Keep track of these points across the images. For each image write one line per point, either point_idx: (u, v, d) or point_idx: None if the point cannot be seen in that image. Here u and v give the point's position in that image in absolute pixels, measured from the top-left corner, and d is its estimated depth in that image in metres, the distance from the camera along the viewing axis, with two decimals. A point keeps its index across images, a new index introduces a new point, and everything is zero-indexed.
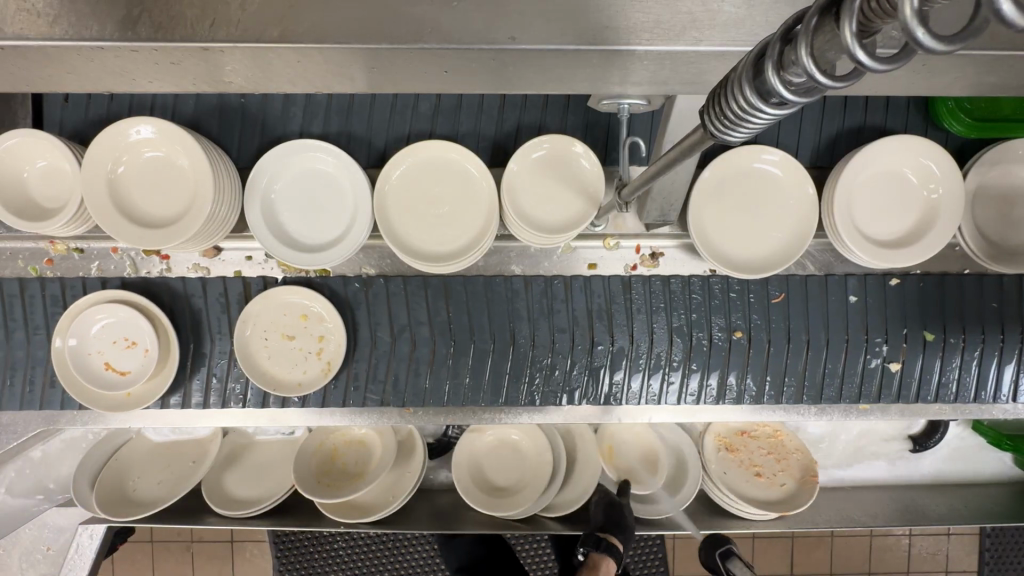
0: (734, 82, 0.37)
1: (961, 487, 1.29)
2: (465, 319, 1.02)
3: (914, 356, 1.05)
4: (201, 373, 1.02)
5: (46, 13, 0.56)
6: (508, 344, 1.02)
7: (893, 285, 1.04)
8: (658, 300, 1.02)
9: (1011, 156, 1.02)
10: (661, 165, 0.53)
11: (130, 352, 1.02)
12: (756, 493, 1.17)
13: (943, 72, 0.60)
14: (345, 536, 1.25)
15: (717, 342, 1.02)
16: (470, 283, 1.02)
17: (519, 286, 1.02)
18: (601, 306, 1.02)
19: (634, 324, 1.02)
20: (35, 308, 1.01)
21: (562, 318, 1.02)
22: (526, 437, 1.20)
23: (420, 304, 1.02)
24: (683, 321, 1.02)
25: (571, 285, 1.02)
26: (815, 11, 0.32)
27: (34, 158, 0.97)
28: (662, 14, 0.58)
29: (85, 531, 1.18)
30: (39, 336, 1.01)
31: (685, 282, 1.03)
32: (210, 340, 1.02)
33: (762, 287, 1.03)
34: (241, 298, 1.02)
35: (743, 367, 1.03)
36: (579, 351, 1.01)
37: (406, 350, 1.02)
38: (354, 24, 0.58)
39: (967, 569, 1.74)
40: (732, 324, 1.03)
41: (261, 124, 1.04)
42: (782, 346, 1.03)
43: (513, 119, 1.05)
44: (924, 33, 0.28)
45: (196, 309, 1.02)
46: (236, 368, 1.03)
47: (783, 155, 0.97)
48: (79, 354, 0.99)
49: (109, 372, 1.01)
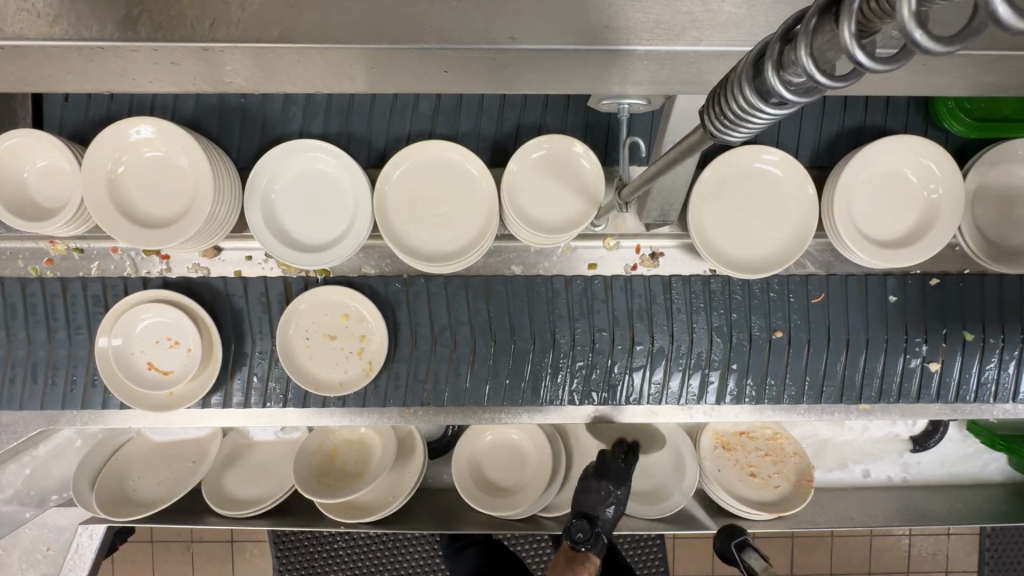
0: (734, 82, 0.37)
1: (961, 488, 1.29)
2: (506, 319, 1.03)
3: (953, 356, 1.05)
4: (242, 373, 1.03)
5: (46, 13, 0.56)
6: (549, 344, 1.02)
7: (933, 284, 1.05)
8: (698, 300, 1.03)
9: (1011, 156, 1.02)
10: (661, 165, 0.53)
11: (172, 351, 1.02)
12: (750, 494, 1.18)
13: (942, 73, 0.60)
14: (345, 536, 1.25)
15: (757, 341, 1.03)
16: (511, 283, 1.03)
17: (560, 285, 1.03)
18: (642, 305, 1.03)
19: (674, 324, 1.03)
20: (76, 307, 1.02)
21: (602, 317, 1.03)
22: (526, 437, 1.19)
23: (461, 304, 1.02)
24: (724, 321, 1.03)
25: (611, 285, 1.03)
26: (815, 12, 0.32)
27: (35, 158, 0.97)
28: (662, 14, 0.58)
29: (85, 531, 1.18)
30: (80, 336, 1.02)
31: (726, 283, 1.03)
32: (251, 340, 1.03)
33: (801, 287, 1.04)
34: (282, 298, 1.03)
35: (784, 367, 1.04)
36: (619, 351, 1.02)
37: (446, 351, 1.03)
38: (354, 24, 0.58)
39: (967, 569, 1.74)
40: (772, 324, 1.04)
41: (261, 125, 1.04)
42: (823, 345, 1.04)
43: (513, 119, 1.05)
44: (922, 34, 0.28)
45: (238, 308, 1.03)
46: (278, 368, 1.03)
47: (783, 155, 0.97)
48: (122, 353, 0.99)
49: (152, 371, 1.01)
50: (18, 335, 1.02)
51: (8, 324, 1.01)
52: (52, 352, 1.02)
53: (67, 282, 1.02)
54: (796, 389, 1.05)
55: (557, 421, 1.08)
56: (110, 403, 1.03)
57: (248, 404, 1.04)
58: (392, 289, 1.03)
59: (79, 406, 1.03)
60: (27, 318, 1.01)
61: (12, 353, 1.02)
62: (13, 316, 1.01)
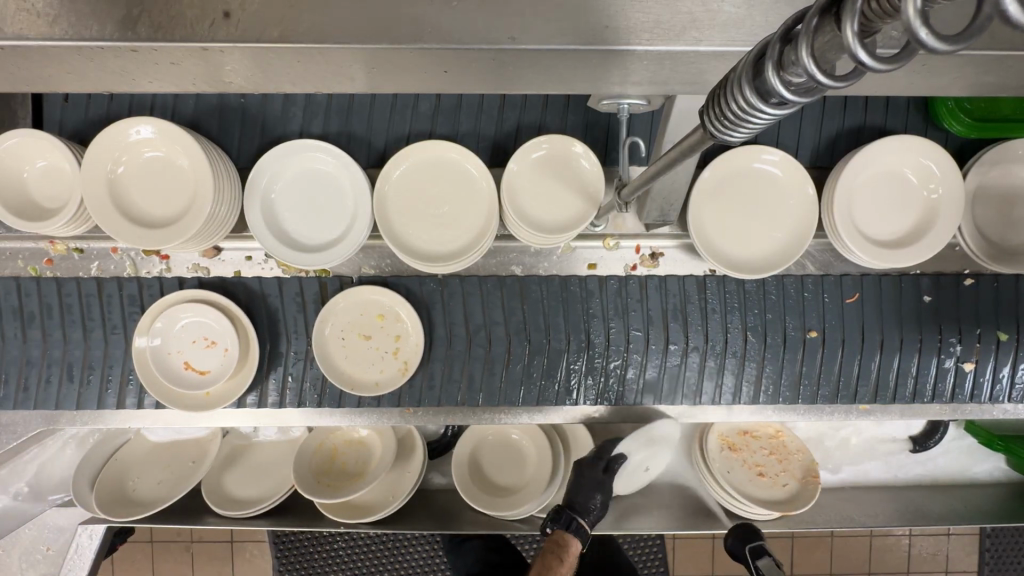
0: (734, 83, 0.37)
1: (960, 488, 1.29)
2: (541, 318, 1.02)
3: (987, 356, 1.05)
4: (277, 372, 1.03)
5: (46, 13, 0.56)
6: (584, 344, 1.02)
7: (969, 284, 1.05)
8: (732, 300, 1.03)
9: (1011, 156, 1.02)
10: (661, 165, 0.53)
11: (210, 351, 1.02)
12: (760, 493, 1.17)
13: (943, 73, 0.60)
14: (345, 536, 1.25)
15: (792, 339, 1.03)
16: (546, 283, 1.03)
17: (595, 284, 1.03)
18: (676, 306, 1.03)
19: (709, 324, 1.03)
20: (112, 307, 1.02)
21: (639, 316, 1.03)
22: (526, 437, 1.20)
23: (496, 304, 1.02)
24: (758, 322, 1.03)
25: (647, 284, 1.03)
26: (815, 11, 0.32)
27: (35, 158, 0.97)
28: (662, 14, 0.58)
29: (84, 531, 1.18)
30: (116, 336, 1.02)
31: (760, 285, 1.03)
32: (287, 340, 1.03)
33: (836, 287, 1.04)
34: (317, 299, 1.03)
35: (820, 366, 1.04)
36: (654, 351, 1.02)
37: (481, 351, 1.02)
38: (354, 24, 0.58)
39: (967, 569, 1.74)
40: (807, 324, 1.04)
41: (261, 125, 1.04)
42: (856, 344, 1.04)
43: (513, 119, 1.05)
44: (927, 33, 0.28)
45: (272, 308, 1.03)
46: (314, 369, 1.03)
47: (783, 155, 0.97)
48: (160, 353, 1.00)
49: (189, 371, 1.01)
50: (18, 334, 1.01)
51: (11, 323, 1.01)
52: (53, 352, 1.02)
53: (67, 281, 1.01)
54: (803, 389, 1.05)
55: (558, 421, 1.07)
56: (109, 403, 1.03)
57: (247, 403, 1.04)
58: (422, 287, 1.03)
59: (77, 406, 1.03)
60: (62, 318, 1.01)
61: (24, 353, 1.02)
62: (13, 314, 1.01)
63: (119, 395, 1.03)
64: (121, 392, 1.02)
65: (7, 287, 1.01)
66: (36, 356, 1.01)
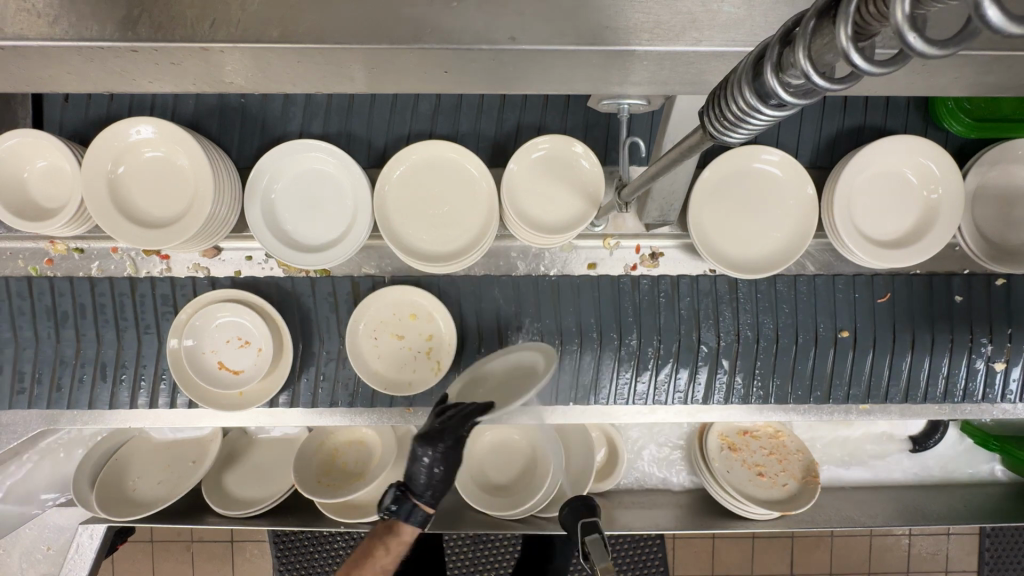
0: (734, 84, 0.37)
1: (959, 488, 1.29)
2: (574, 319, 1.02)
3: (1019, 356, 1.05)
4: (309, 372, 1.03)
5: (47, 13, 0.56)
6: (616, 345, 1.02)
7: (1000, 285, 1.05)
8: (763, 300, 1.04)
9: (1011, 156, 1.02)
10: (662, 165, 0.53)
11: (243, 351, 1.02)
12: (760, 493, 1.17)
13: (942, 72, 0.60)
14: (345, 536, 1.25)
15: (823, 339, 1.04)
16: (578, 283, 1.03)
17: (627, 284, 1.03)
18: (708, 306, 1.03)
19: (739, 322, 1.04)
20: (145, 306, 1.02)
21: (670, 317, 1.03)
22: (526, 437, 1.19)
23: (529, 305, 1.03)
24: (790, 322, 1.04)
25: (678, 284, 1.03)
26: (813, 13, 0.32)
27: (35, 158, 0.97)
28: (662, 14, 0.58)
29: (84, 531, 1.17)
30: (149, 335, 1.02)
31: (792, 283, 1.04)
32: (318, 340, 1.03)
33: (868, 286, 1.04)
34: (349, 299, 1.03)
35: (850, 366, 1.05)
36: (685, 351, 1.03)
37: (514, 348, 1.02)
38: (354, 24, 0.58)
39: (967, 569, 1.74)
40: (839, 324, 1.04)
41: (260, 125, 1.04)
42: (888, 344, 1.04)
43: (513, 119, 1.05)
44: (915, 38, 0.28)
45: (305, 308, 1.03)
46: (346, 369, 1.03)
47: (782, 155, 0.97)
48: (195, 353, 1.00)
49: (222, 371, 1.01)
50: (21, 334, 1.02)
51: (17, 323, 1.01)
52: (58, 350, 1.02)
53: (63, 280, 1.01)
54: (802, 389, 1.06)
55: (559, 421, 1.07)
56: (110, 403, 1.03)
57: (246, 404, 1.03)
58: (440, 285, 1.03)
59: (77, 406, 1.03)
60: (96, 317, 1.01)
61: (24, 353, 1.02)
62: (14, 313, 1.01)
63: (123, 393, 1.03)
64: (124, 390, 1.03)
65: (42, 288, 1.02)
66: (70, 356, 1.02)
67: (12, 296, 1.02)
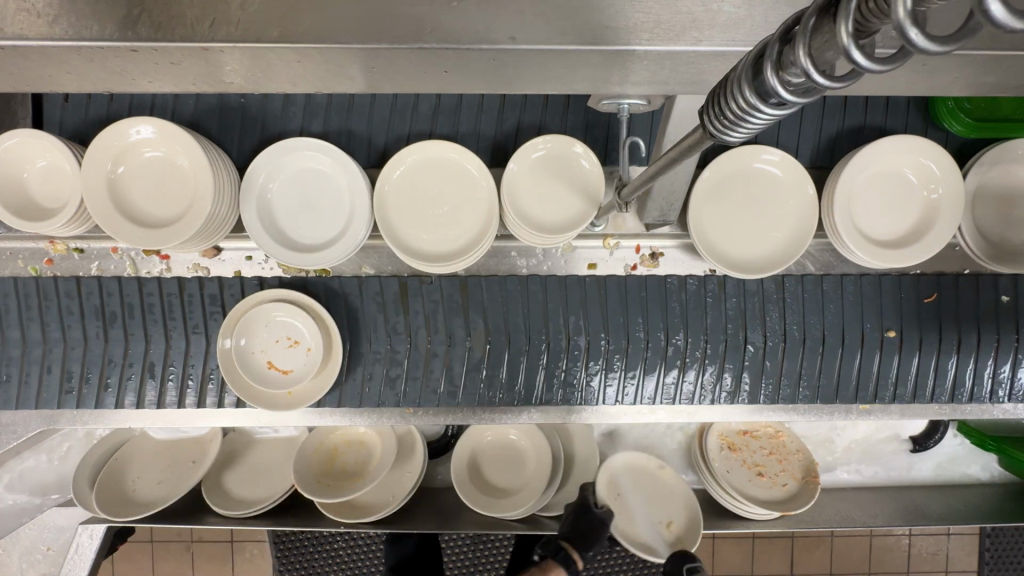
0: (734, 82, 0.37)
1: (958, 488, 1.29)
2: (621, 318, 1.02)
3: None
4: (357, 373, 1.02)
5: (46, 13, 0.56)
6: (662, 344, 1.02)
7: None
8: (810, 301, 1.04)
9: (1011, 156, 1.02)
10: (661, 165, 0.53)
11: (293, 351, 0.99)
12: (761, 493, 1.17)
13: (941, 73, 0.60)
14: (345, 536, 1.26)
15: (870, 339, 1.04)
16: (625, 283, 1.03)
17: (674, 284, 1.03)
18: (755, 307, 1.03)
19: (786, 322, 1.04)
20: (193, 307, 1.01)
21: (717, 316, 1.03)
22: (525, 437, 1.20)
23: (579, 306, 1.02)
24: (836, 322, 1.04)
25: (725, 284, 1.03)
26: (813, 11, 0.32)
27: (35, 158, 0.97)
28: (662, 14, 0.58)
29: (85, 531, 1.18)
30: (198, 335, 1.01)
31: (838, 282, 1.04)
32: (367, 340, 1.02)
33: (914, 286, 1.05)
34: (397, 298, 1.02)
35: (895, 365, 1.05)
36: (733, 351, 1.03)
37: (562, 343, 1.02)
38: (354, 24, 0.58)
39: (966, 568, 1.74)
40: (884, 324, 1.04)
41: (260, 125, 1.04)
42: (934, 345, 1.05)
43: (513, 118, 1.05)
44: (917, 33, 0.28)
45: (353, 309, 1.02)
46: (394, 369, 1.02)
47: (783, 155, 0.98)
48: (246, 353, 0.97)
49: (272, 371, 0.98)
50: (20, 334, 1.01)
51: (16, 322, 1.01)
52: (57, 350, 1.01)
53: (75, 280, 1.01)
54: (807, 388, 1.05)
55: (557, 421, 1.07)
56: (109, 404, 1.02)
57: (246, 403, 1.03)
58: (487, 287, 1.02)
59: (75, 406, 1.03)
60: (144, 317, 1.01)
61: (21, 353, 1.01)
62: (12, 314, 1.01)
63: (122, 392, 1.02)
64: (121, 391, 1.02)
65: (90, 287, 1.01)
66: (118, 357, 1.01)
67: (60, 295, 1.01)
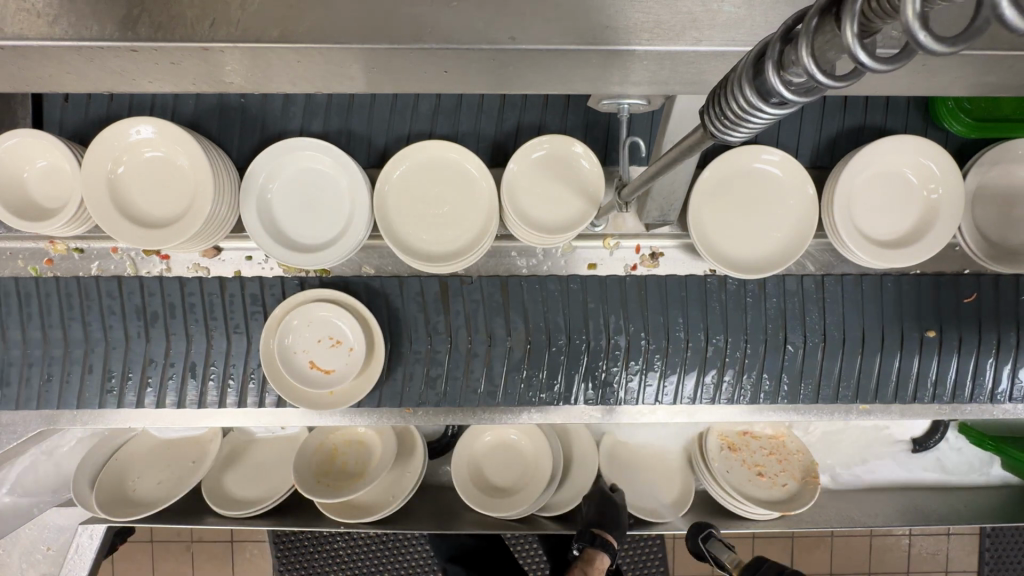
0: (735, 82, 0.37)
1: (958, 489, 1.29)
2: (661, 318, 1.02)
3: None
4: (398, 373, 1.02)
5: (46, 13, 0.56)
6: (702, 344, 1.02)
7: None
8: (850, 300, 1.04)
9: (1011, 156, 1.02)
10: (662, 165, 0.53)
11: (335, 351, 0.98)
12: (761, 493, 1.16)
13: (940, 73, 0.60)
14: (345, 536, 1.26)
15: (910, 339, 1.04)
16: (665, 283, 1.03)
17: (715, 284, 1.03)
18: (795, 306, 1.03)
19: (827, 321, 1.04)
20: (235, 306, 1.01)
21: (758, 316, 1.03)
22: (525, 437, 1.20)
23: (621, 308, 1.02)
24: (875, 322, 1.04)
25: (766, 285, 1.03)
26: (816, 11, 0.32)
27: (35, 158, 0.97)
28: (662, 14, 0.58)
29: (84, 531, 1.18)
30: (239, 335, 1.01)
31: (877, 282, 1.04)
32: (409, 341, 1.02)
33: (954, 286, 1.05)
34: (438, 298, 1.02)
35: (935, 366, 1.05)
36: (773, 351, 1.03)
37: (603, 344, 1.02)
38: (355, 24, 0.58)
39: (967, 568, 1.74)
40: (924, 324, 1.04)
41: (259, 125, 1.04)
42: (973, 344, 1.04)
43: (513, 118, 1.05)
44: (925, 35, 0.28)
45: (394, 309, 1.02)
46: (435, 368, 1.02)
47: (783, 155, 0.97)
48: (289, 352, 0.96)
49: (314, 371, 0.97)
50: (19, 334, 1.01)
51: (16, 323, 1.00)
52: (55, 350, 1.01)
53: (78, 280, 1.01)
54: (810, 387, 1.05)
55: (558, 421, 1.07)
56: (108, 403, 1.02)
57: (247, 404, 1.03)
58: (529, 288, 1.02)
59: (73, 406, 1.02)
60: (183, 317, 1.01)
61: (21, 353, 1.01)
62: (12, 314, 1.00)
63: (129, 392, 1.01)
64: (121, 390, 1.01)
65: (112, 287, 1.01)
66: (159, 357, 1.01)
67: (102, 296, 1.01)
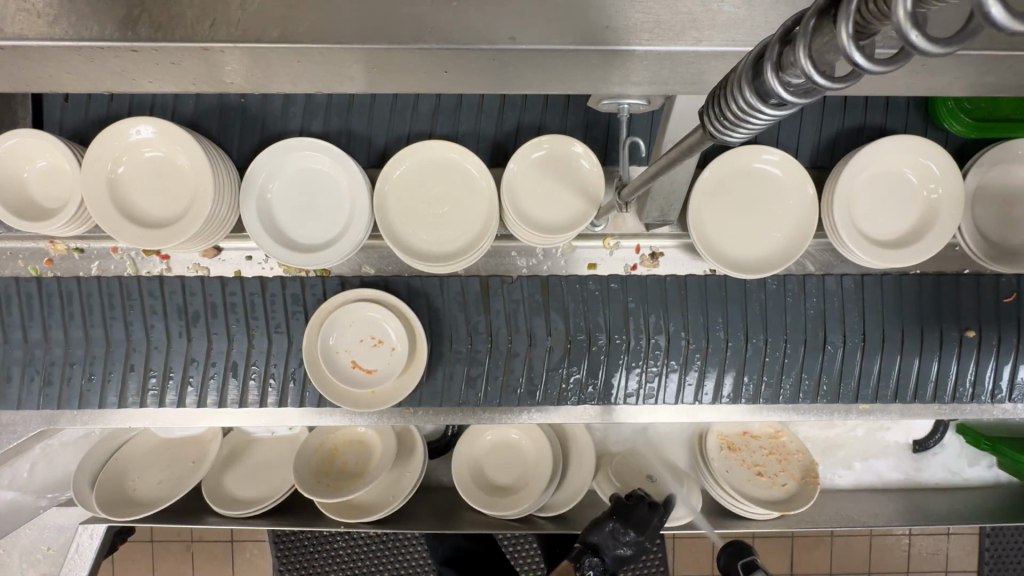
0: (734, 84, 0.37)
1: (957, 489, 1.29)
2: (702, 316, 1.03)
3: None
4: (438, 373, 1.02)
5: (46, 13, 0.56)
6: (742, 344, 1.03)
7: None
8: (889, 300, 1.04)
9: (1011, 156, 1.02)
10: (662, 165, 0.53)
11: (377, 350, 0.98)
12: (760, 493, 1.17)
13: (939, 72, 0.60)
14: (345, 536, 1.26)
15: (950, 340, 1.04)
16: (707, 283, 1.03)
17: (754, 288, 1.03)
18: (835, 308, 1.04)
19: (867, 322, 1.04)
20: (275, 306, 1.02)
21: (797, 317, 1.03)
22: (526, 436, 1.20)
23: (662, 308, 1.02)
24: (913, 322, 1.04)
25: (805, 283, 1.04)
26: (813, 13, 0.32)
27: (35, 158, 0.97)
28: (662, 14, 0.58)
29: (84, 530, 1.19)
30: (279, 335, 1.02)
31: (915, 280, 1.05)
32: (449, 341, 1.02)
33: (992, 284, 1.05)
34: (479, 298, 1.02)
35: (974, 366, 1.05)
36: (812, 349, 1.03)
37: (642, 344, 1.02)
38: (356, 24, 0.58)
39: (967, 568, 1.74)
40: (963, 324, 1.04)
41: (258, 124, 1.04)
42: (1012, 343, 1.05)
43: (513, 118, 1.05)
44: (918, 36, 0.28)
45: (434, 309, 1.02)
46: (475, 369, 1.02)
47: (783, 155, 0.98)
48: (331, 352, 0.96)
49: (356, 371, 0.97)
50: (19, 335, 1.01)
51: (17, 323, 1.00)
52: (55, 351, 1.01)
53: (79, 280, 1.01)
54: (821, 388, 1.05)
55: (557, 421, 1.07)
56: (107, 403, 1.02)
57: (247, 403, 1.03)
58: (569, 287, 1.02)
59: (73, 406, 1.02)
60: (184, 317, 1.01)
61: (22, 352, 1.01)
62: (13, 315, 1.00)
63: (130, 392, 1.01)
64: (121, 390, 1.01)
65: (111, 287, 1.01)
66: (184, 356, 1.01)
67: (145, 295, 1.01)
